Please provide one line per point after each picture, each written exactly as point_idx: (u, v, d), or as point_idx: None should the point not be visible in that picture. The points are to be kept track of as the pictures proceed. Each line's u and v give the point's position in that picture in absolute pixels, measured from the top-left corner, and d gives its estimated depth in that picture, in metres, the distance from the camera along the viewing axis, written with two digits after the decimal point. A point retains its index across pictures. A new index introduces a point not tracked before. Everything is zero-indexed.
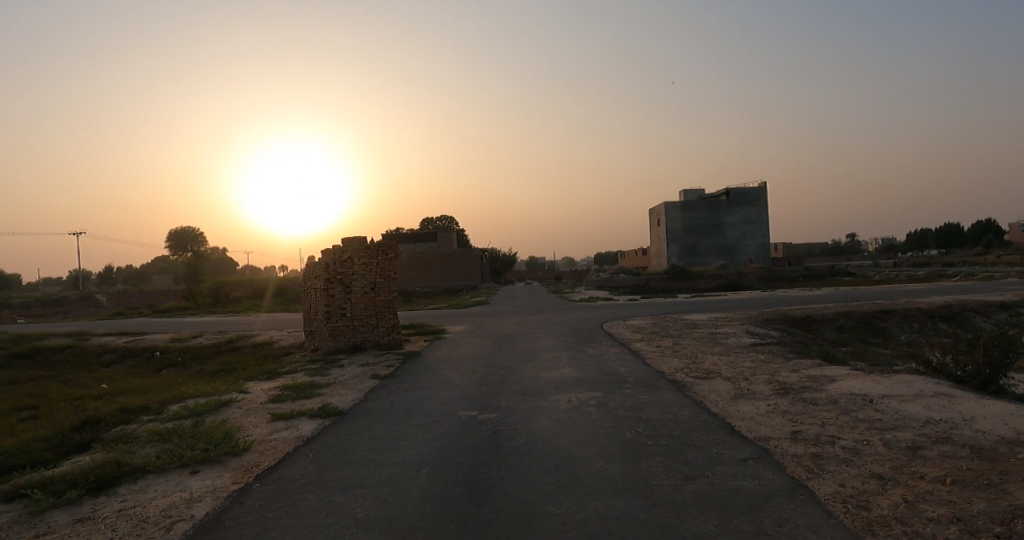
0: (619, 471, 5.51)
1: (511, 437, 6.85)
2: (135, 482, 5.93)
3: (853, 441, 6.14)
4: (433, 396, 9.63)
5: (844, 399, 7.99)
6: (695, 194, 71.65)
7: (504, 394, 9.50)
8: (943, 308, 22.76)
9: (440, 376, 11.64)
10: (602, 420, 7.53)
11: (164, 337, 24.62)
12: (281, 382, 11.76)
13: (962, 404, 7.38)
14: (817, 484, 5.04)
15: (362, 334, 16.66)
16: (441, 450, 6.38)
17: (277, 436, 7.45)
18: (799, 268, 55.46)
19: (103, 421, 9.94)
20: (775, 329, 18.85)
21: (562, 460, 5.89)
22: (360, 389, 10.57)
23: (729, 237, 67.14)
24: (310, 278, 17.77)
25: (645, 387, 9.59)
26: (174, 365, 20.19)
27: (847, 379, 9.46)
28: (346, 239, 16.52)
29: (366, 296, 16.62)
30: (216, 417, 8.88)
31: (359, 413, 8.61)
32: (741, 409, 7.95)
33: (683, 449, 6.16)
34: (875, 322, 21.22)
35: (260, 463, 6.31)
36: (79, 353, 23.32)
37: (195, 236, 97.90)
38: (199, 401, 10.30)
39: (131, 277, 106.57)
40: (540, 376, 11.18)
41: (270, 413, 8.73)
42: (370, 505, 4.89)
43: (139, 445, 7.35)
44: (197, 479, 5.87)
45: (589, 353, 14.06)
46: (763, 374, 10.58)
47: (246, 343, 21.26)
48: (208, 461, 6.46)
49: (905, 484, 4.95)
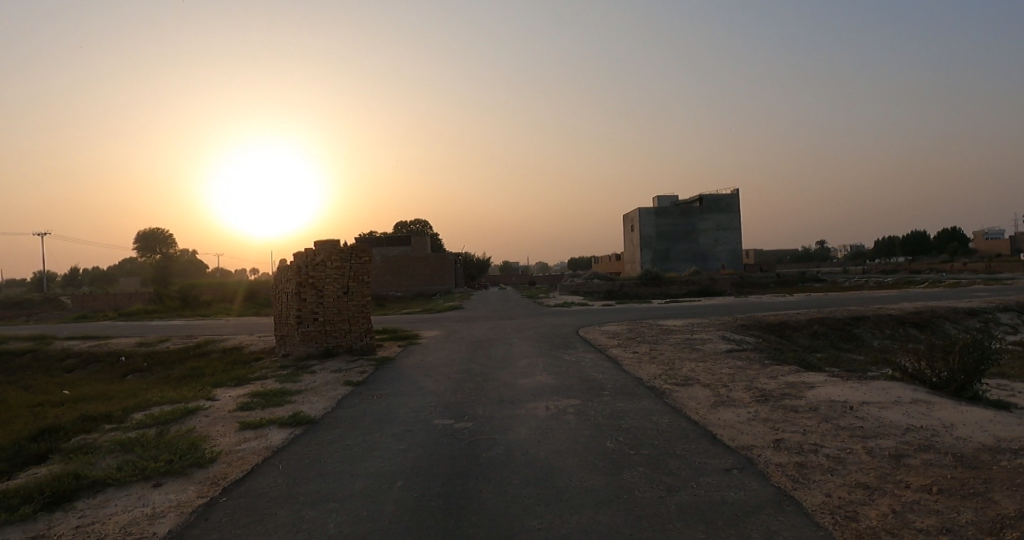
0: (602, 482, 5.35)
1: (488, 446, 6.66)
2: (94, 496, 5.56)
3: (836, 450, 6.09)
4: (407, 403, 9.37)
5: (824, 406, 7.96)
6: (668, 200, 72.65)
7: (480, 401, 9.29)
8: (913, 315, 23.21)
9: (416, 383, 11.37)
10: (581, 428, 7.38)
11: (130, 341, 23.79)
12: (250, 389, 11.36)
13: (941, 411, 7.41)
14: (803, 494, 4.95)
15: (335, 338, 16.26)
16: (417, 461, 6.16)
17: (246, 446, 7.11)
18: (771, 275, 56.36)
19: (62, 430, 9.43)
20: (750, 335, 18.99)
21: (543, 471, 5.71)
22: (333, 397, 10.23)
23: (703, 243, 68.01)
24: (281, 282, 17.33)
25: (623, 395, 9.49)
26: (140, 370, 19.47)
27: (825, 385, 9.47)
28: (319, 242, 16.19)
29: (338, 300, 16.24)
30: (182, 425, 8.48)
31: (332, 421, 8.32)
32: (721, 416, 7.87)
33: (665, 459, 6.04)
34: (848, 328, 21.53)
35: (228, 475, 5.99)
36: (39, 357, 22.39)
37: (163, 237, 95.32)
38: (164, 409, 9.86)
39: (96, 278, 103.37)
40: (517, 382, 10.99)
41: (239, 422, 8.37)
42: (344, 520, 4.65)
43: (100, 455, 6.94)
44: (160, 493, 5.53)
45: (566, 359, 13.94)
46: (741, 381, 10.56)
47: (216, 347, 20.62)
48: (172, 473, 6.11)
49: (891, 493, 4.89)
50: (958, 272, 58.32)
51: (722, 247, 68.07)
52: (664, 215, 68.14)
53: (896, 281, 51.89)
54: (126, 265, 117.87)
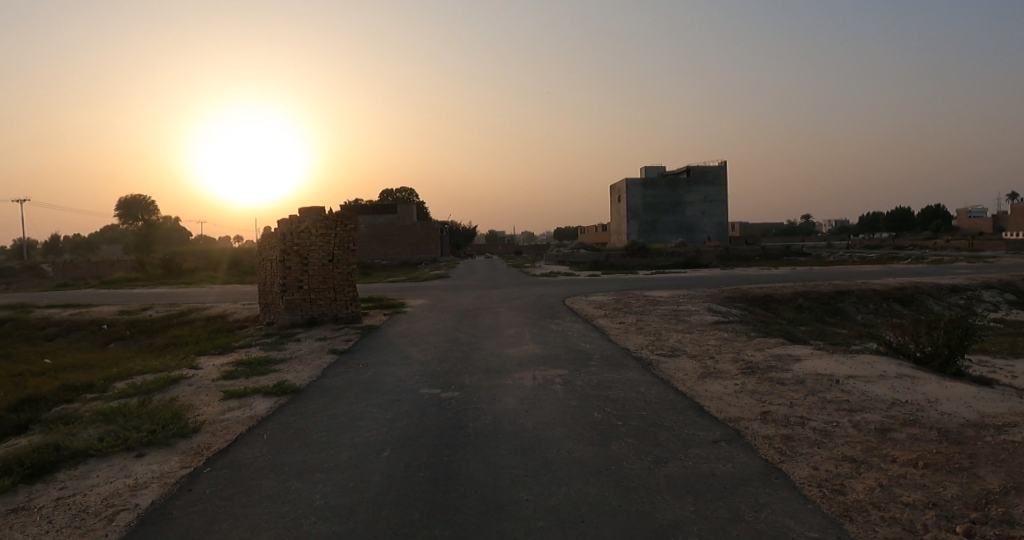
0: (591, 453, 5.33)
1: (476, 417, 6.61)
2: (75, 468, 5.44)
3: (823, 423, 6.13)
4: (393, 372, 9.29)
5: (811, 379, 8.00)
6: (655, 172, 72.55)
7: (467, 370, 9.25)
8: (898, 290, 23.49)
9: (402, 352, 11.29)
10: (569, 399, 7.36)
11: (112, 309, 23.43)
12: (234, 357, 11.20)
13: (925, 386, 7.49)
14: (791, 467, 4.97)
15: (320, 307, 16.09)
16: (404, 431, 6.10)
17: (230, 416, 7.00)
18: (756, 248, 56.73)
19: (42, 400, 9.26)
20: (736, 307, 19.12)
21: (531, 442, 5.67)
22: (318, 366, 10.13)
23: (688, 215, 68.07)
24: (266, 250, 17.05)
25: (611, 365, 9.48)
26: (123, 338, 19.22)
27: (811, 358, 9.54)
28: (304, 209, 15.94)
29: (324, 268, 16.05)
30: (164, 395, 8.34)
31: (318, 391, 8.22)
32: (709, 388, 7.89)
33: (653, 430, 6.03)
34: (833, 302, 21.77)
35: (212, 445, 5.89)
36: (20, 325, 22.02)
37: (143, 203, 93.47)
38: (146, 378, 9.69)
39: (76, 245, 101.56)
40: (504, 352, 10.95)
41: (223, 391, 8.24)
42: (329, 491, 4.58)
43: (81, 426, 6.79)
44: (142, 464, 5.42)
45: (553, 329, 13.92)
46: (728, 353, 10.61)
47: (199, 315, 20.37)
48: (155, 443, 5.99)
49: (878, 467, 4.93)
50: (941, 249, 59.13)
51: (709, 219, 68.27)
52: (652, 186, 67.98)
53: (879, 257, 52.46)
54: (107, 232, 115.76)
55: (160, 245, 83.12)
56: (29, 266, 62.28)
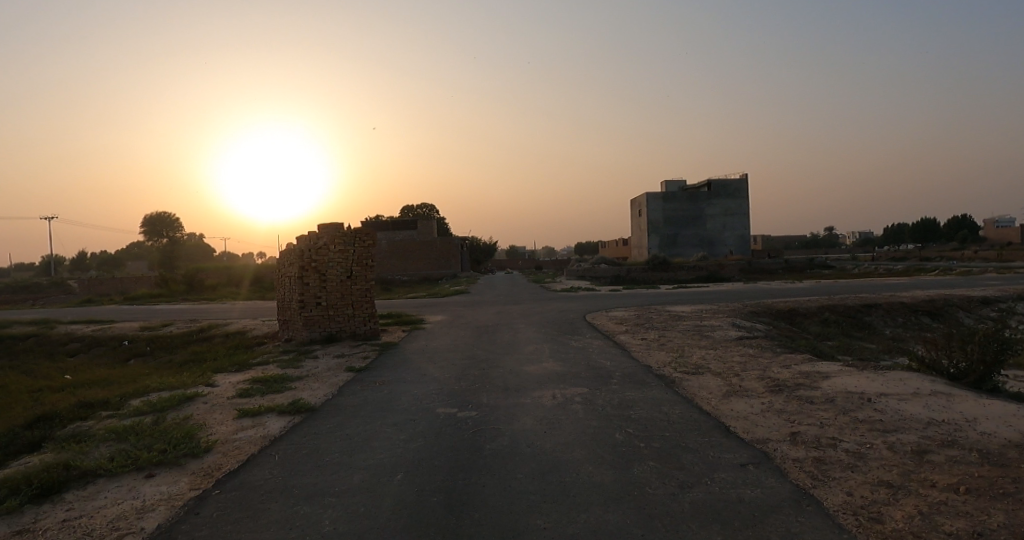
0: (611, 477, 5.10)
1: (492, 438, 6.42)
2: (84, 488, 5.36)
3: (856, 444, 5.82)
4: (410, 390, 9.17)
5: (841, 398, 7.67)
6: (676, 186, 72.11)
7: (485, 389, 9.08)
8: (927, 303, 22.81)
9: (419, 369, 11.15)
10: (589, 419, 7.13)
11: (133, 326, 23.68)
12: (251, 375, 11.19)
13: (961, 404, 7.13)
14: (824, 493, 4.69)
15: (338, 323, 16.08)
16: (418, 452, 5.94)
17: (242, 435, 6.90)
18: (779, 261, 55.86)
19: (57, 418, 9.28)
20: (760, 322, 18.69)
21: (549, 465, 5.47)
22: (334, 383, 10.03)
23: (709, 229, 67.40)
24: (285, 266, 17.10)
25: (632, 384, 9.24)
26: (143, 355, 19.40)
27: (841, 375, 9.17)
28: (322, 225, 15.96)
29: (342, 285, 16.05)
30: (179, 413, 8.30)
31: (332, 409, 8.11)
32: (735, 407, 7.60)
33: (677, 452, 5.78)
34: (860, 315, 21.19)
35: (223, 465, 5.79)
36: (43, 341, 22.36)
37: (169, 221, 95.57)
38: (162, 395, 9.69)
39: (104, 262, 104.02)
40: (522, 370, 10.75)
41: (237, 409, 8.17)
42: (339, 516, 4.43)
43: (93, 445, 6.75)
44: (151, 485, 5.33)
45: (573, 346, 13.70)
46: (754, 370, 10.27)
47: (219, 332, 20.50)
48: (165, 463, 5.91)
49: (917, 493, 4.63)
50: (968, 261, 57.61)
51: (729, 232, 67.50)
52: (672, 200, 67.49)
53: (905, 268, 51.20)
54: (134, 249, 118.20)
55: (183, 260, 84.75)
56: (56, 282, 63.98)
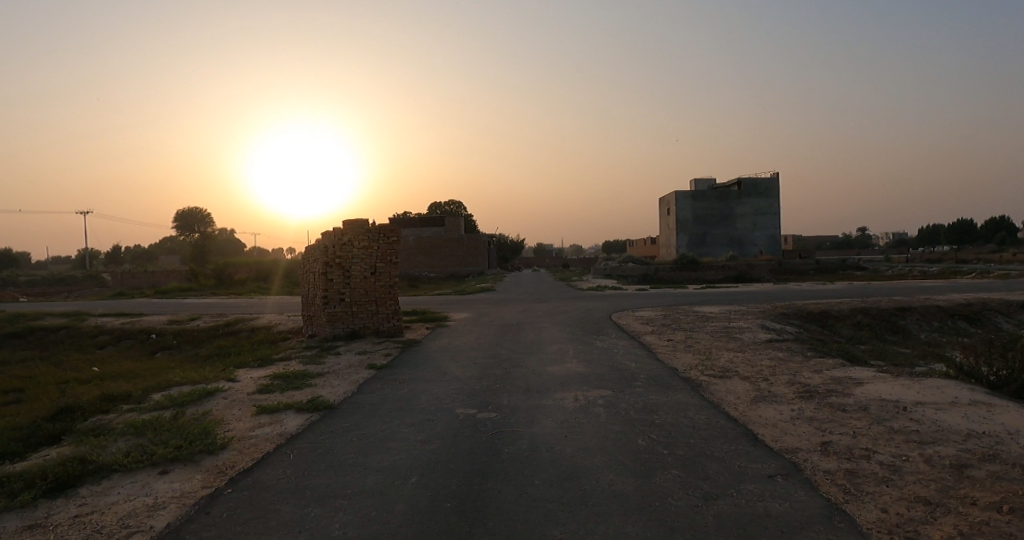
0: (631, 486, 4.92)
1: (511, 441, 6.28)
2: (98, 483, 5.41)
3: (891, 456, 5.54)
4: (430, 390, 9.10)
5: (875, 406, 7.34)
6: (705, 183, 71.03)
7: (506, 390, 8.94)
8: (964, 307, 21.98)
9: (440, 368, 11.08)
10: (611, 423, 6.95)
11: (162, 319, 24.17)
12: (272, 371, 11.24)
13: (1004, 415, 6.74)
14: (856, 509, 4.45)
15: (361, 320, 16.13)
16: (434, 455, 5.83)
17: (259, 432, 6.91)
18: (809, 261, 54.56)
19: (80, 410, 9.45)
20: (790, 324, 18.20)
21: (567, 471, 5.31)
22: (353, 381, 10.00)
23: (738, 228, 66.18)
24: (309, 262, 17.21)
25: (657, 387, 9.01)
26: (170, 348, 19.77)
27: (876, 382, 8.78)
28: (347, 222, 16.00)
29: (365, 281, 16.07)
30: (198, 408, 8.36)
31: (350, 408, 8.08)
32: (763, 414, 7.33)
33: (701, 461, 5.57)
34: (894, 319, 20.51)
35: (236, 464, 5.78)
36: (75, 333, 22.94)
37: (201, 216, 97.69)
38: (183, 390, 9.80)
39: (138, 256, 107.08)
40: (545, 370, 10.58)
41: (255, 406, 8.20)
42: (350, 520, 4.34)
43: (112, 439, 6.82)
44: (164, 482, 5.34)
45: (597, 346, 13.50)
46: (784, 374, 9.93)
47: (244, 327, 20.76)
48: (180, 460, 5.93)
49: (956, 512, 4.35)
50: (1008, 263, 55.47)
51: (759, 232, 66.19)
52: (700, 198, 66.48)
53: (941, 271, 49.56)
54: (167, 243, 121.38)
55: (214, 255, 86.58)
56: (92, 275, 65.98)
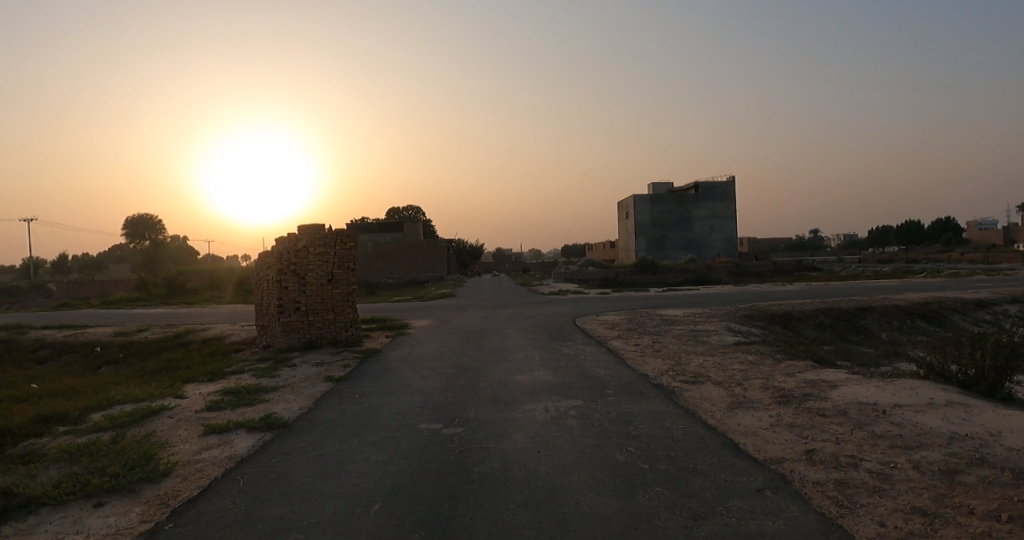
0: (613, 508, 4.56)
1: (481, 459, 5.86)
2: (22, 520, 4.75)
3: (879, 464, 5.34)
4: (392, 404, 8.57)
5: (853, 409, 7.20)
6: (663, 188, 72.23)
7: (472, 402, 8.47)
8: (921, 306, 22.58)
9: (402, 379, 10.56)
10: (586, 436, 6.59)
11: (107, 331, 22.73)
12: (222, 385, 10.50)
13: (982, 416, 6.67)
14: (854, 524, 4.19)
15: (318, 329, 15.41)
16: (399, 477, 5.36)
17: (207, 455, 6.30)
18: (767, 264, 55.81)
19: (9, 434, 8.56)
20: (755, 326, 18.29)
21: (544, 493, 4.91)
22: (311, 396, 9.39)
23: (697, 231, 67.38)
24: (263, 269, 16.38)
25: (630, 395, 8.72)
26: (115, 362, 18.56)
27: (850, 384, 8.67)
28: (302, 227, 15.33)
29: (322, 289, 15.38)
30: (140, 430, 7.65)
31: (307, 425, 7.51)
32: (741, 421, 7.09)
33: (685, 476, 5.26)
34: (854, 319, 20.90)
35: (180, 493, 5.19)
36: (11, 348, 21.36)
37: (150, 222, 93.92)
38: (125, 408, 9.03)
39: (84, 265, 102.24)
40: (512, 380, 10.17)
41: (204, 425, 7.55)
42: None
43: (42, 467, 6.11)
44: (97, 517, 4.71)
45: (564, 353, 13.21)
46: (756, 379, 9.75)
47: (195, 338, 19.66)
48: (117, 490, 5.29)
49: (955, 522, 4.14)
50: (955, 263, 57.83)
51: (717, 235, 67.48)
52: (660, 202, 67.47)
53: (894, 271, 51.26)
54: (115, 252, 116.28)
55: (164, 263, 82.98)
56: (34, 284, 62.34)
